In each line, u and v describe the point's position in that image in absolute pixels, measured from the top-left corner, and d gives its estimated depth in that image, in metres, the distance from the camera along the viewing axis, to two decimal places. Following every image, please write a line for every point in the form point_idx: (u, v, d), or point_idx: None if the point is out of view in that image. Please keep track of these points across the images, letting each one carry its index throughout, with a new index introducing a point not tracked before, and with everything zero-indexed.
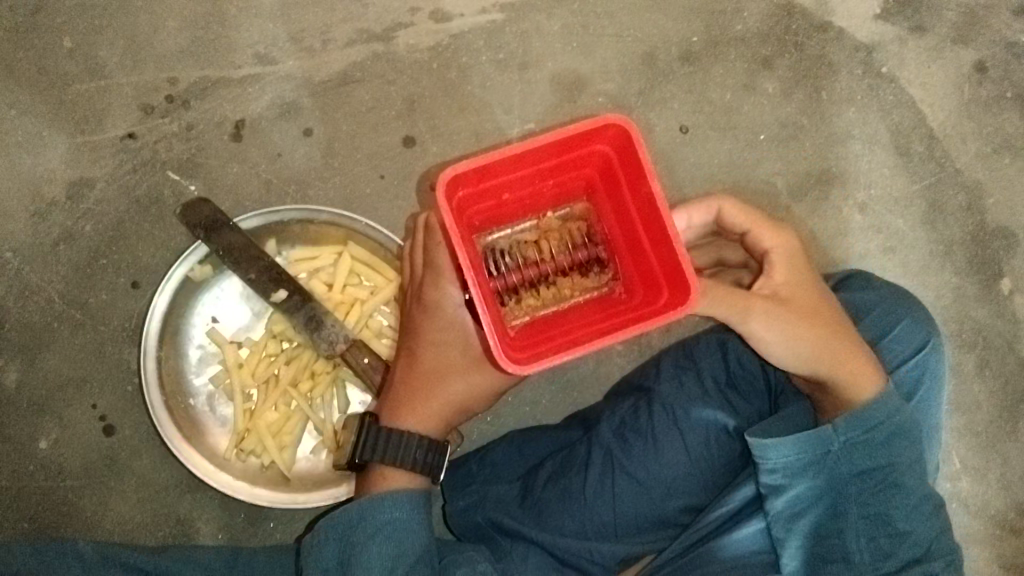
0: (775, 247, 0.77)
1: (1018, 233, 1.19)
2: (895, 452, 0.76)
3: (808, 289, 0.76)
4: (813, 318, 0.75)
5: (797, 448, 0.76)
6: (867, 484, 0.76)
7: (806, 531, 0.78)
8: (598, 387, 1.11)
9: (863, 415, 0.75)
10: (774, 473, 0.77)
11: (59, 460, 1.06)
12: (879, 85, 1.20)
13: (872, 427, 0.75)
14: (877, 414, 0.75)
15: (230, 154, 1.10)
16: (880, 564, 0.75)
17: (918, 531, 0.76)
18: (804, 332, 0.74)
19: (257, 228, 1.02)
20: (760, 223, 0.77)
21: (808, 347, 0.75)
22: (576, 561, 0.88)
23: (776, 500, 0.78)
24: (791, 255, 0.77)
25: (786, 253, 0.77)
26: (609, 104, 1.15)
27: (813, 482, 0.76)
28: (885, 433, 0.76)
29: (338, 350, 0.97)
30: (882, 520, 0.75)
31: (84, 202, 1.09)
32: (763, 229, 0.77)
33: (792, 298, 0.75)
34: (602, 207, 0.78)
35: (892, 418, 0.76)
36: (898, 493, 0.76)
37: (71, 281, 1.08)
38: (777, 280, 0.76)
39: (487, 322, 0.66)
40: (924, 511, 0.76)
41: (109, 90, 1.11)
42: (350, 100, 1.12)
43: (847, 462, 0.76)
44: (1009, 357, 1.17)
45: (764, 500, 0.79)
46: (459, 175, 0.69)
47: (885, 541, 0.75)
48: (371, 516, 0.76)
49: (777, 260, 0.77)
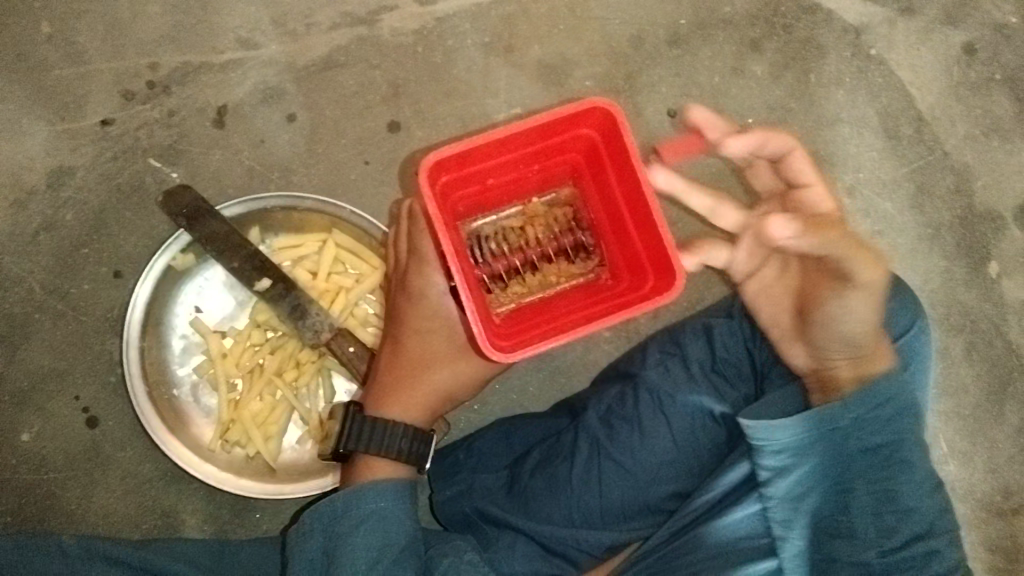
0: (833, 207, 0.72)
1: (1007, 216, 1.19)
2: (899, 428, 0.72)
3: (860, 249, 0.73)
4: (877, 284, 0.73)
5: (802, 425, 0.71)
6: (871, 461, 0.72)
7: (811, 509, 0.74)
8: (585, 373, 1.10)
9: (875, 388, 0.72)
10: (780, 452, 0.73)
11: (43, 453, 1.05)
12: (868, 68, 1.19)
13: (880, 402, 0.72)
14: (885, 390, 0.72)
15: (212, 140, 1.09)
16: (884, 540, 0.71)
17: (922, 507, 0.72)
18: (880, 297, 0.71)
19: (239, 216, 1.01)
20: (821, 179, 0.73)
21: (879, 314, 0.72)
22: (564, 549, 0.88)
23: (779, 480, 0.73)
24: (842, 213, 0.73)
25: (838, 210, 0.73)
26: (596, 87, 1.14)
27: (818, 459, 0.72)
28: (895, 408, 0.72)
29: (323, 339, 0.96)
30: (887, 497, 0.72)
31: (64, 190, 1.07)
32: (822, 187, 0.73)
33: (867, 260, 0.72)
34: (589, 192, 0.77)
35: (898, 393, 0.72)
36: (904, 470, 0.72)
37: (52, 270, 1.06)
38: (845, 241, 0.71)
39: (471, 310, 0.65)
40: (928, 488, 0.73)
41: (88, 76, 1.09)
42: (334, 85, 1.11)
43: (853, 438, 0.72)
44: (997, 340, 1.17)
45: (765, 481, 0.74)
46: (442, 160, 0.68)
47: (890, 517, 0.71)
48: (357, 506, 0.76)
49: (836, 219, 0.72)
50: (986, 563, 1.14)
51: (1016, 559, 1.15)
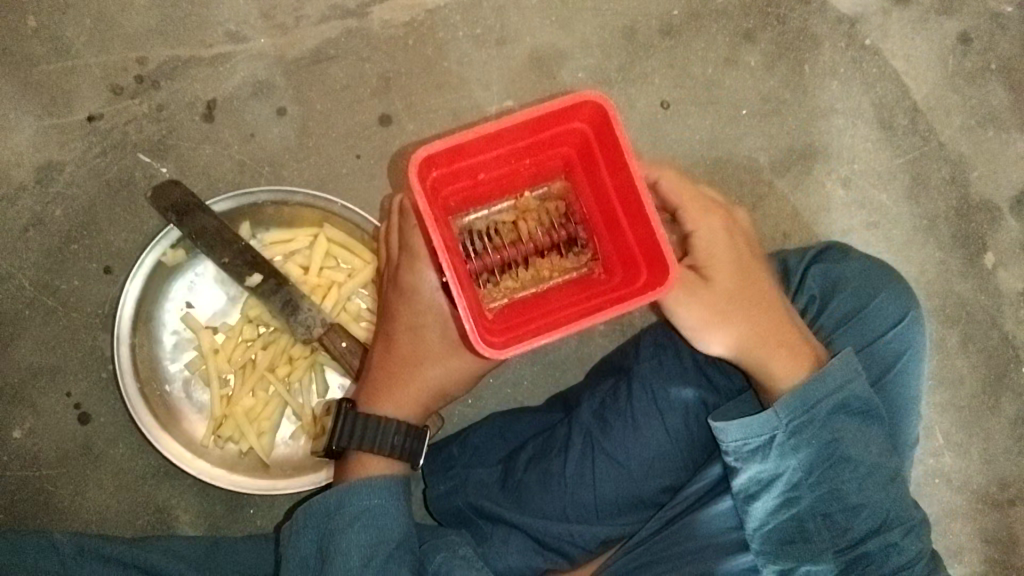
0: (699, 228, 0.75)
1: (1002, 206, 1.19)
2: (837, 428, 0.74)
3: (732, 267, 0.76)
4: (745, 303, 0.76)
5: (743, 433, 0.75)
6: (816, 463, 0.74)
7: (764, 513, 0.76)
8: (580, 367, 1.10)
9: (802, 392, 0.74)
10: (728, 455, 0.77)
11: (34, 450, 1.04)
12: (862, 58, 1.18)
13: (812, 405, 0.74)
14: (816, 392, 0.74)
15: (202, 135, 1.08)
16: (838, 539, 0.74)
17: (873, 502, 0.74)
18: (715, 316, 0.75)
19: (229, 210, 0.99)
20: (690, 201, 0.76)
21: (742, 331, 0.76)
22: (557, 544, 0.88)
23: (732, 483, 0.77)
24: (711, 233, 0.75)
25: (710, 230, 0.76)
26: (588, 79, 1.13)
27: (763, 465, 0.75)
28: (826, 409, 0.75)
29: (315, 335, 0.95)
30: (833, 497, 0.74)
31: (53, 185, 1.06)
32: (691, 207, 0.76)
33: (719, 279, 0.75)
34: (581, 185, 0.76)
35: (832, 394, 0.75)
36: (847, 468, 0.74)
37: (41, 267, 1.05)
38: (702, 261, 0.75)
39: (463, 306, 0.64)
40: (876, 481, 0.75)
41: (76, 70, 1.08)
42: (325, 78, 1.10)
43: (795, 443, 0.74)
44: (993, 332, 1.17)
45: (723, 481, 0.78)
46: (432, 155, 0.67)
47: (840, 517, 0.74)
48: (350, 502, 0.75)
49: (703, 239, 0.75)
50: (982, 554, 1.15)
51: (1012, 551, 1.15)
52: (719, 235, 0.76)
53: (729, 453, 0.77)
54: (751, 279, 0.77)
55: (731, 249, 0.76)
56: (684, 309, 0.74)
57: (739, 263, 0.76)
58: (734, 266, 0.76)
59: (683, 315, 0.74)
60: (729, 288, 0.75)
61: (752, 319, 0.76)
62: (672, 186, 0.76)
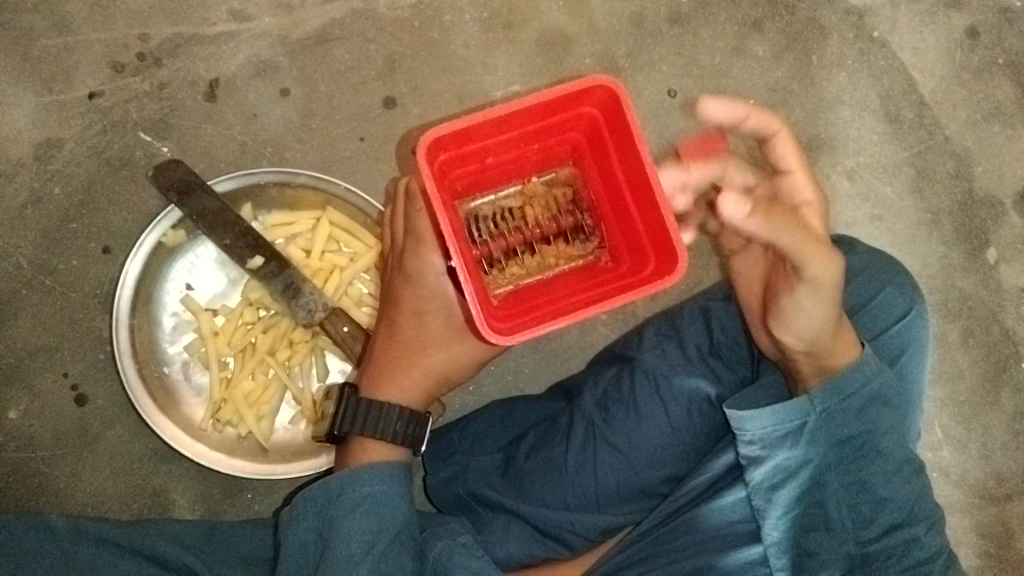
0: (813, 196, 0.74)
1: (1005, 201, 1.18)
2: (871, 418, 0.74)
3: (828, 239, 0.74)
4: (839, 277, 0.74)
5: (773, 419, 0.74)
6: (845, 452, 0.74)
7: (788, 501, 0.76)
8: (581, 356, 1.09)
9: (840, 381, 0.73)
10: (751, 444, 0.76)
11: (31, 431, 1.03)
12: (870, 50, 1.18)
13: (849, 394, 0.73)
14: (854, 382, 0.73)
15: (204, 114, 1.07)
16: (861, 531, 0.73)
17: (899, 495, 0.73)
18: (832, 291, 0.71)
19: (232, 191, 0.99)
20: (806, 167, 0.74)
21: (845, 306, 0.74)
22: (558, 532, 0.88)
23: (754, 471, 0.76)
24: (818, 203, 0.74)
25: (817, 201, 0.74)
26: (595, 65, 1.12)
27: (791, 452, 0.74)
28: (863, 399, 0.74)
29: (317, 319, 0.94)
30: (861, 487, 0.73)
31: (51, 163, 1.05)
32: (803, 175, 0.74)
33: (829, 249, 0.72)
34: (589, 172, 0.75)
35: (868, 384, 0.74)
36: (877, 459, 0.73)
37: (39, 245, 1.04)
38: (819, 227, 0.72)
39: (470, 291, 0.64)
40: (904, 475, 0.74)
41: (76, 47, 1.06)
42: (329, 60, 1.09)
43: (825, 431, 0.73)
44: (993, 327, 1.17)
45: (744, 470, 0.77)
46: (441, 138, 0.66)
47: (866, 508, 0.73)
48: (351, 487, 0.75)
49: (812, 210, 0.73)
50: (978, 549, 1.15)
51: (1008, 545, 1.15)
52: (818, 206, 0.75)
53: (752, 441, 0.76)
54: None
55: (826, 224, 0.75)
56: (826, 272, 0.69)
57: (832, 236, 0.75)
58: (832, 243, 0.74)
59: (830, 277, 0.69)
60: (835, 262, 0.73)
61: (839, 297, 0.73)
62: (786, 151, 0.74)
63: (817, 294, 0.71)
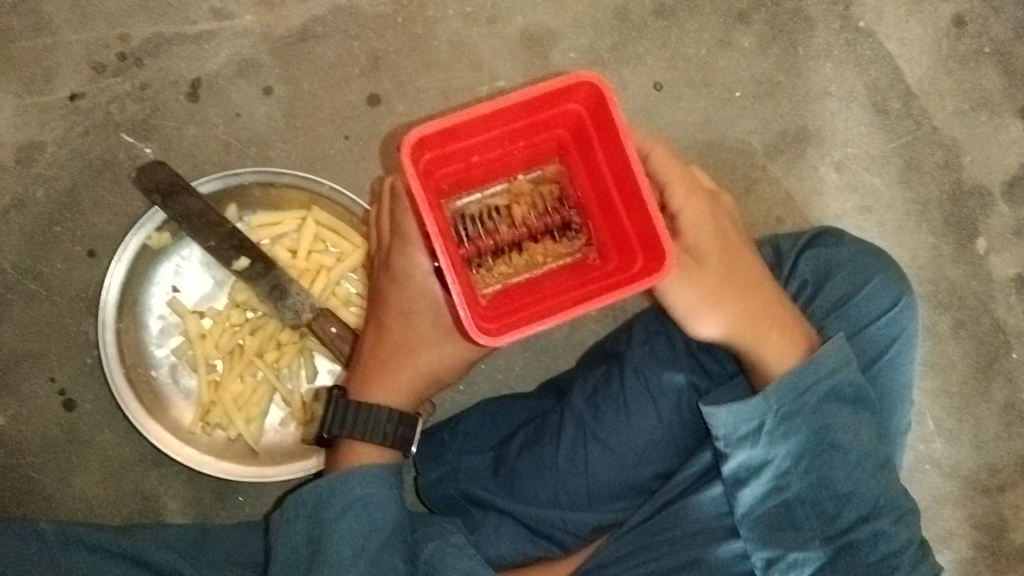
0: (687, 207, 0.75)
1: (994, 191, 1.18)
2: (827, 414, 0.74)
3: (718, 245, 0.76)
4: (729, 283, 0.76)
5: (732, 417, 0.74)
6: (804, 449, 0.74)
7: (752, 501, 0.76)
8: (572, 352, 1.09)
9: (791, 379, 0.74)
10: (718, 441, 0.76)
11: (18, 437, 1.02)
12: (857, 40, 1.17)
13: (803, 390, 0.74)
14: (807, 378, 0.74)
15: (187, 115, 1.06)
16: (827, 526, 0.74)
17: (862, 489, 0.74)
18: (709, 294, 0.75)
19: (215, 192, 0.98)
20: (680, 181, 0.75)
21: (731, 314, 0.76)
22: (551, 530, 0.88)
23: (722, 469, 0.76)
24: (699, 213, 0.75)
25: (699, 211, 0.75)
26: (581, 60, 1.12)
27: (753, 451, 0.75)
28: (816, 397, 0.74)
29: (304, 320, 0.93)
30: (823, 484, 0.74)
31: (33, 166, 1.04)
32: (679, 189, 0.75)
33: (708, 257, 0.75)
34: (576, 169, 0.75)
35: (821, 380, 0.75)
36: (837, 454, 0.74)
37: (23, 250, 1.03)
38: (692, 240, 0.74)
39: (457, 291, 0.63)
40: (866, 469, 0.75)
41: (56, 48, 1.05)
42: (313, 57, 1.08)
43: (783, 429, 0.74)
44: (984, 317, 1.17)
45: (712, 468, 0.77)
46: (426, 137, 0.66)
47: (829, 504, 0.74)
48: (342, 490, 0.74)
49: (691, 220, 0.75)
50: (971, 539, 1.15)
51: (1001, 536, 1.16)
52: (704, 215, 0.76)
53: (719, 439, 0.76)
54: (737, 258, 0.77)
55: (717, 229, 0.76)
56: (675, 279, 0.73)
57: (727, 247, 0.76)
58: (721, 255, 0.76)
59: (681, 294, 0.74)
60: (716, 275, 0.75)
61: (735, 298, 0.76)
62: (664, 167, 0.75)
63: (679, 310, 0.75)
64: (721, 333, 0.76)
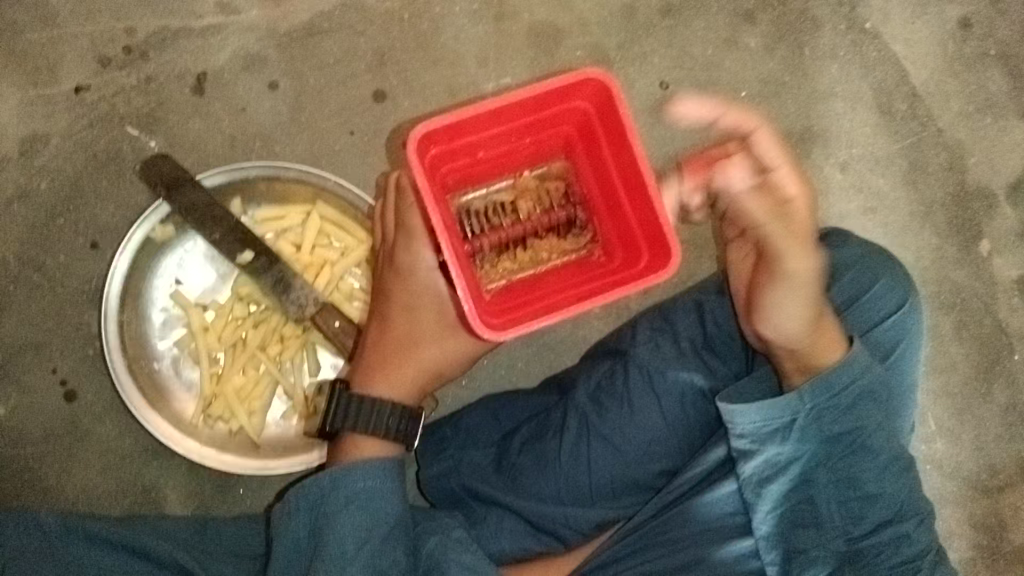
0: (801, 195, 0.68)
1: (998, 193, 1.18)
2: (861, 416, 0.74)
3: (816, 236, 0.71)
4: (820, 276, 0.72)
5: (761, 415, 0.74)
6: (835, 449, 0.74)
7: (777, 497, 0.76)
8: (575, 349, 1.09)
9: (831, 377, 0.73)
10: (741, 438, 0.75)
11: (19, 428, 1.02)
12: (863, 42, 1.17)
13: (839, 391, 0.73)
14: (843, 378, 0.73)
15: (192, 108, 1.05)
16: (851, 527, 0.75)
17: (888, 492, 0.75)
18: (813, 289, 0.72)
19: (221, 185, 0.97)
20: (790, 162, 0.67)
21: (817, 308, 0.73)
22: (552, 527, 0.88)
23: (744, 466, 0.76)
24: (804, 202, 0.69)
25: (805, 198, 0.69)
26: (587, 57, 1.12)
27: (781, 448, 0.74)
28: (853, 397, 0.74)
29: (308, 314, 0.93)
30: (851, 484, 0.74)
31: (38, 157, 1.04)
32: (790, 170, 0.67)
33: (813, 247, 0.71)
34: (582, 166, 0.75)
35: (858, 381, 0.74)
36: (865, 456, 0.75)
37: (26, 241, 1.03)
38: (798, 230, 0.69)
39: (461, 285, 0.63)
40: (893, 471, 0.75)
41: (62, 40, 1.05)
42: (319, 52, 1.08)
43: (815, 427, 0.74)
44: (986, 319, 1.17)
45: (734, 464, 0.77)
46: (431, 132, 0.66)
47: (855, 504, 0.75)
48: (343, 483, 0.74)
49: (800, 208, 0.69)
50: (971, 540, 1.15)
51: (1001, 536, 1.15)
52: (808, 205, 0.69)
53: (743, 436, 0.75)
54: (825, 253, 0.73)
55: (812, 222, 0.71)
56: (804, 267, 0.71)
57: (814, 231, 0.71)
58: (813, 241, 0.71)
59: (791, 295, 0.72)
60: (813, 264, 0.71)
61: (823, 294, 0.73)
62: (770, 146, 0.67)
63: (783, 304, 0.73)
64: (797, 330, 0.73)
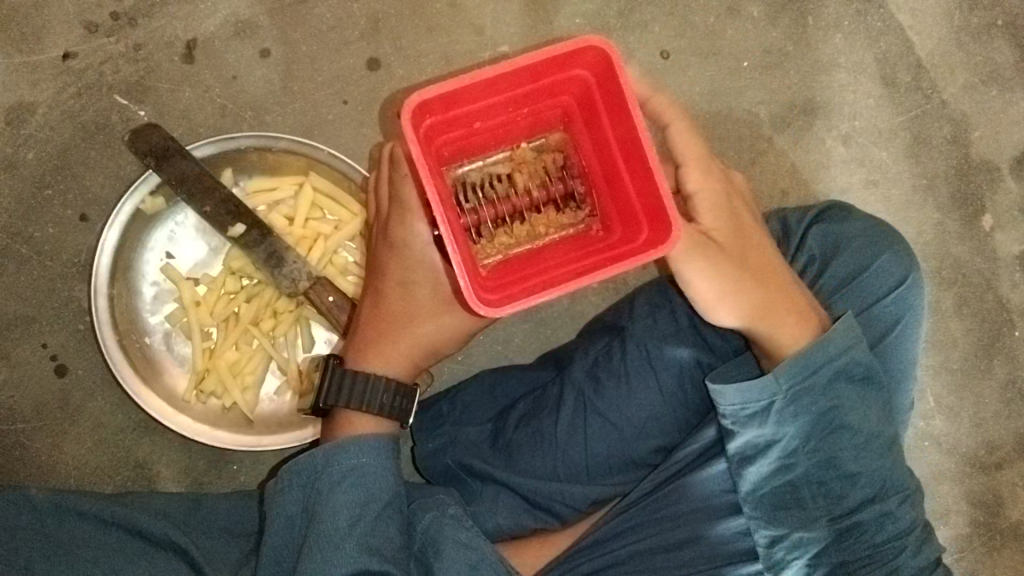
0: (702, 188, 0.71)
1: (1002, 167, 1.17)
2: (836, 395, 0.73)
3: (730, 228, 0.72)
4: (743, 268, 0.72)
5: (741, 396, 0.73)
6: (815, 430, 0.73)
7: (758, 478, 0.75)
8: (572, 325, 1.08)
9: (805, 357, 0.72)
10: (725, 418, 0.75)
11: (10, 403, 1.01)
12: (866, 11, 1.15)
13: (816, 369, 0.72)
14: (819, 357, 0.73)
15: (182, 77, 1.03)
16: (833, 507, 0.73)
17: (868, 470, 0.73)
18: (735, 280, 0.72)
19: (211, 156, 0.95)
20: (696, 159, 0.71)
21: (753, 297, 0.73)
22: (548, 503, 0.87)
23: (727, 446, 0.76)
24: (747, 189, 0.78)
25: (709, 192, 0.71)
26: (586, 25, 1.09)
27: (760, 430, 0.74)
28: (827, 377, 0.73)
29: (301, 288, 0.91)
30: (831, 464, 0.73)
31: (25, 127, 1.01)
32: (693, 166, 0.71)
33: (719, 240, 0.71)
34: (581, 138, 0.73)
35: (833, 361, 0.73)
36: (844, 435, 0.73)
37: (14, 213, 1.01)
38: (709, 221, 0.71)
39: (457, 261, 0.61)
40: (873, 449, 0.74)
41: (48, 6, 1.02)
42: (311, 19, 1.05)
43: (795, 409, 0.72)
44: (988, 295, 1.16)
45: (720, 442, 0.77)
46: (427, 102, 0.63)
47: (836, 484, 0.73)
48: (336, 462, 0.73)
49: (703, 200, 0.71)
50: (967, 517, 1.15)
51: (997, 513, 1.15)
52: (717, 200, 0.72)
53: (726, 416, 0.75)
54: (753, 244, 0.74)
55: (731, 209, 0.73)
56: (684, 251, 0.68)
57: (736, 228, 0.73)
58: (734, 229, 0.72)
59: (699, 273, 0.70)
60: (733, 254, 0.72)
61: (760, 284, 0.73)
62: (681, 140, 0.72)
63: (695, 290, 0.71)
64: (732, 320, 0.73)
